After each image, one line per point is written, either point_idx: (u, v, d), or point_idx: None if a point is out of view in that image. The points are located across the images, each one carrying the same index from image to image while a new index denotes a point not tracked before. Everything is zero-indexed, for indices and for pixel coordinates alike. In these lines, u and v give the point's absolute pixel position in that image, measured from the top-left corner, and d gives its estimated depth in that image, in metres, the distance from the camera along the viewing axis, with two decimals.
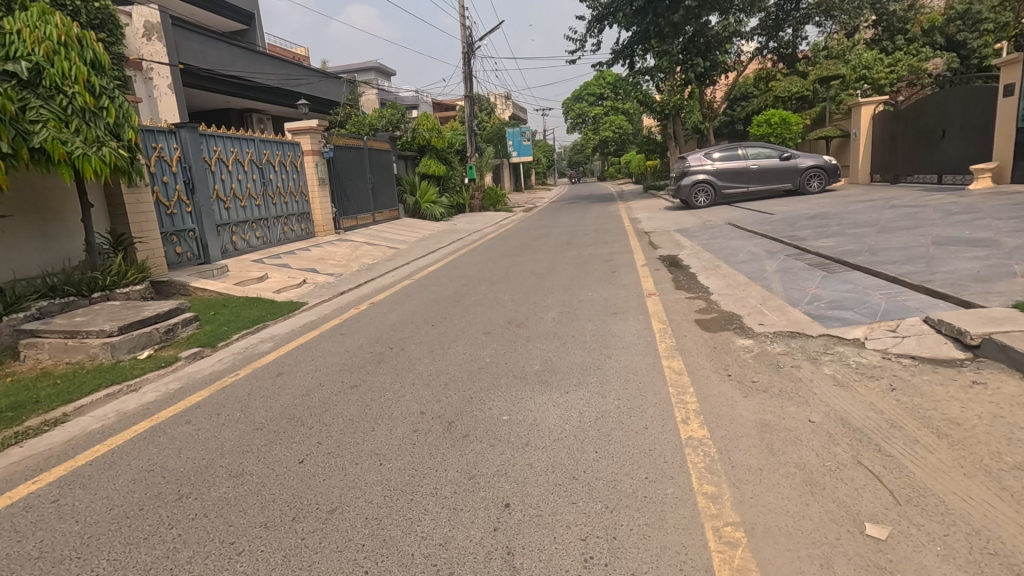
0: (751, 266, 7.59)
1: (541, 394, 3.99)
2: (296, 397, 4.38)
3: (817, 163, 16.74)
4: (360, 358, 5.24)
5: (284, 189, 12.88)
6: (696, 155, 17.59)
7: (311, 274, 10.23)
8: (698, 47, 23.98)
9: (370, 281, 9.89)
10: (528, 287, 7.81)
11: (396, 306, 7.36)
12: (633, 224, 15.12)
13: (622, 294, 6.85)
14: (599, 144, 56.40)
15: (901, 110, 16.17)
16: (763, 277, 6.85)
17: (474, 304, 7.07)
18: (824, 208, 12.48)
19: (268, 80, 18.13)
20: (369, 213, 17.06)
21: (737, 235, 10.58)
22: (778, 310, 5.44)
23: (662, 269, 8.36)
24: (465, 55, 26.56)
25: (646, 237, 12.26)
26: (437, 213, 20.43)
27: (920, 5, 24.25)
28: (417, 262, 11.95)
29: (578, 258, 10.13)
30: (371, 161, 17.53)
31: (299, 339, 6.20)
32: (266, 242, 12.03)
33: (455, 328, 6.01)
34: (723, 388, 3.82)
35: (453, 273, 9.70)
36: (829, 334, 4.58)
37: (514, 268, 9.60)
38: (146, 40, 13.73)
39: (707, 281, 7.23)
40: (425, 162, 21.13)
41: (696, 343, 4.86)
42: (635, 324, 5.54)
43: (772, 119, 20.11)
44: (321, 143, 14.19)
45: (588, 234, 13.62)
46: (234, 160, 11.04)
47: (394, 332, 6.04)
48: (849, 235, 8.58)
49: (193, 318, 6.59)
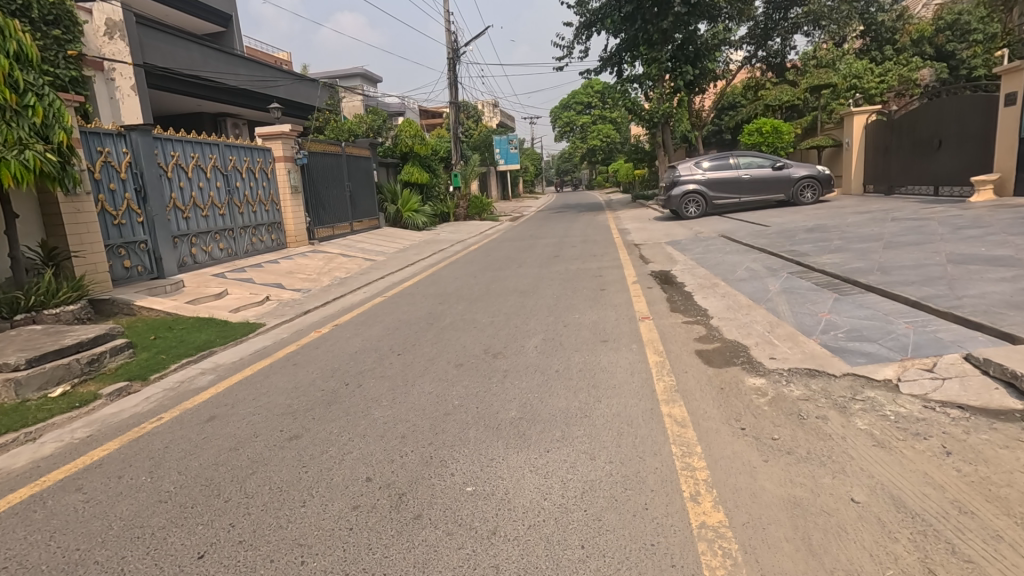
0: (752, 285, 6.95)
1: (516, 453, 3.27)
2: (222, 452, 3.62)
3: (810, 173, 16.30)
4: (308, 397, 4.49)
5: (253, 197, 12.08)
6: (687, 164, 17.03)
7: (275, 290, 9.44)
8: (687, 55, 23.63)
9: (339, 298, 9.11)
10: (510, 308, 7.11)
11: (361, 330, 6.61)
12: (622, 235, 14.51)
13: (613, 318, 6.17)
14: (587, 152, 56.10)
15: (894, 120, 15.76)
16: (768, 299, 6.20)
17: (449, 328, 6.35)
18: (820, 220, 11.97)
19: (241, 83, 17.30)
20: (347, 223, 16.28)
21: (732, 249, 9.99)
22: (790, 340, 4.78)
23: (655, 288, 7.69)
24: (450, 60, 25.96)
25: (636, 249, 11.64)
26: (420, 222, 19.68)
27: (909, 15, 24.18)
28: (393, 275, 11.19)
29: (565, 273, 9.46)
30: (350, 168, 16.76)
31: (245, 369, 5.43)
32: (232, 254, 11.20)
33: (423, 359, 5.27)
34: (738, 448, 3.13)
35: (430, 289, 8.98)
36: (856, 373, 3.91)
37: (496, 283, 8.91)
38: (107, 39, 13.04)
39: (705, 302, 6.57)
40: (408, 169, 20.42)
41: (698, 381, 4.17)
42: (627, 356, 4.85)
43: (764, 128, 19.70)
44: (294, 148, 13.44)
45: (575, 246, 12.99)
46: (194, 166, 10.26)
47: (354, 364, 5.27)
48: (854, 251, 8.00)
49: (126, 345, 5.80)
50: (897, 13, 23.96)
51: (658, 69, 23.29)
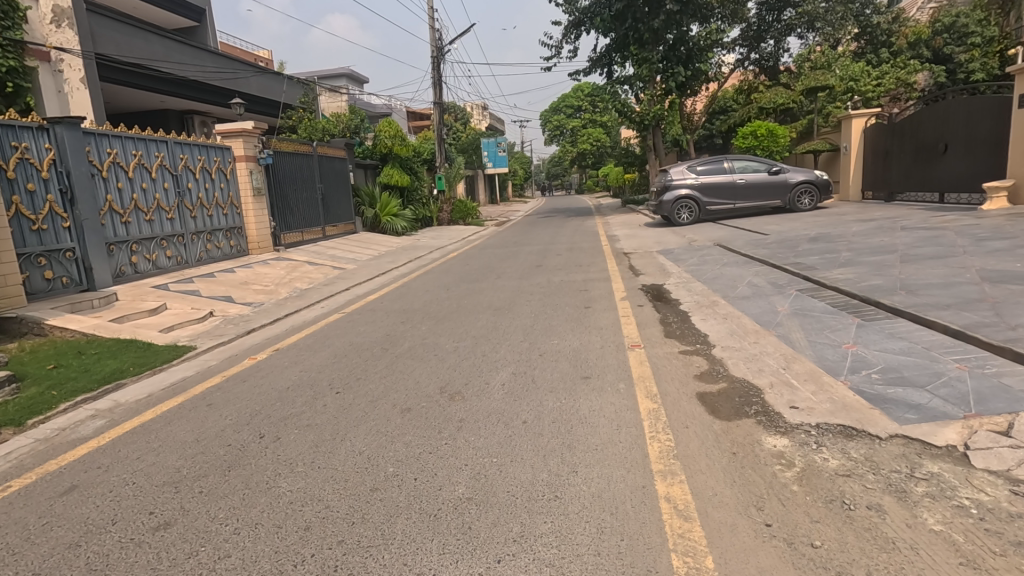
0: (757, 305, 6.08)
1: (453, 565, 2.33)
2: (57, 550, 2.63)
3: (807, 178, 15.59)
4: (207, 456, 3.52)
5: (208, 200, 11.06)
6: (679, 168, 16.21)
7: (222, 303, 8.43)
8: (679, 56, 22.95)
9: (293, 314, 8.12)
10: (480, 329, 6.19)
11: (304, 357, 5.65)
12: (611, 243, 13.65)
13: (598, 345, 5.25)
14: (577, 157, 55.54)
15: (895, 123, 15.06)
16: (777, 323, 5.32)
17: (405, 356, 5.41)
18: (822, 228, 11.19)
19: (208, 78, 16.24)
20: (318, 227, 15.31)
21: (730, 260, 9.14)
22: (812, 381, 3.87)
23: (646, 305, 6.80)
24: (434, 59, 25.06)
25: (625, 259, 10.78)
26: (399, 227, 18.74)
27: (904, 18, 23.78)
28: (360, 286, 10.24)
29: (547, 286, 8.56)
30: (322, 170, 15.78)
31: (148, 411, 4.44)
32: (181, 262, 10.20)
33: (366, 399, 4.33)
34: (765, 562, 2.21)
35: (396, 303, 8.04)
36: (908, 437, 3.00)
37: (469, 298, 8.00)
38: (56, 28, 11.75)
39: (704, 325, 5.67)
40: (387, 171, 19.46)
41: (702, 441, 3.26)
42: (612, 401, 3.93)
43: (759, 131, 18.96)
44: (258, 148, 12.49)
45: (561, 254, 12.11)
46: (135, 164, 9.26)
47: (280, 407, 4.31)
48: (867, 264, 7.16)
49: (9, 379, 4.82)
50: (894, 15, 23.69)
51: (649, 70, 22.50)
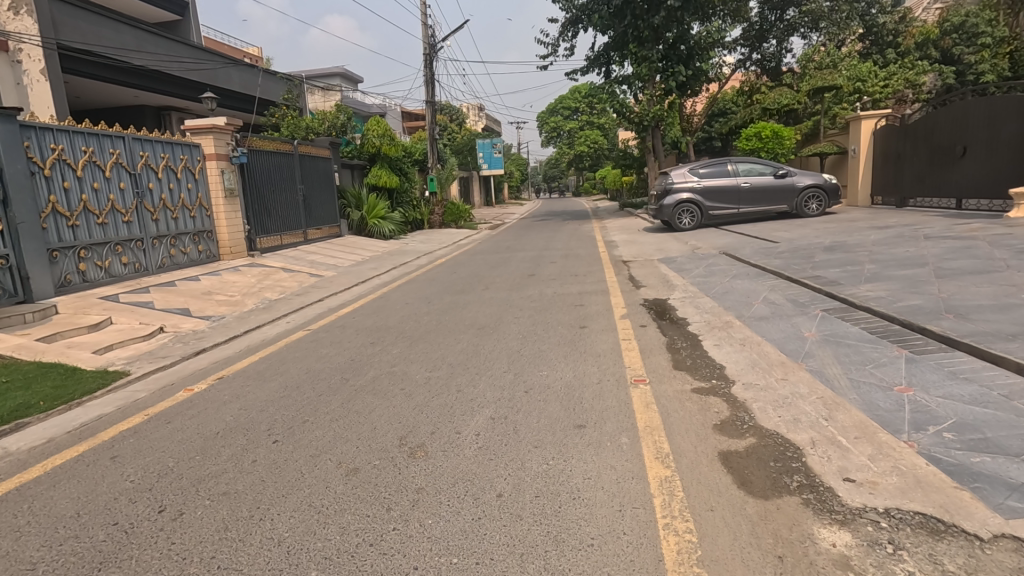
0: (779, 329, 5.27)
1: None
2: None
3: (815, 182, 14.82)
4: (77, 546, 2.65)
5: (171, 202, 10.22)
6: (680, 170, 15.40)
7: (176, 317, 7.56)
8: (679, 55, 22.23)
9: (255, 329, 7.27)
10: (459, 354, 5.35)
11: (249, 388, 4.80)
12: (609, 249, 12.84)
13: (594, 380, 4.41)
14: (574, 159, 54.81)
15: (908, 125, 14.33)
16: (807, 354, 4.50)
17: (366, 390, 4.56)
18: (836, 236, 10.41)
19: (184, 73, 15.35)
20: (299, 231, 14.45)
21: (739, 271, 8.36)
22: (867, 441, 3.05)
23: (650, 326, 5.98)
24: (426, 57, 24.25)
25: (624, 268, 9.97)
26: (387, 230, 17.87)
27: (911, 18, 23.05)
28: (336, 296, 9.39)
29: (539, 299, 7.74)
30: (304, 170, 14.93)
31: (37, 465, 3.57)
32: (139, 269, 9.35)
33: (307, 454, 3.49)
34: None
35: (369, 319, 7.21)
36: (1021, 540, 2.19)
37: (451, 314, 7.16)
38: (13, 15, 10.93)
39: (719, 354, 4.84)
40: (375, 172, 18.61)
41: (733, 535, 2.43)
42: (613, 464, 3.08)
43: (763, 132, 18.20)
44: (232, 145, 11.65)
45: (555, 262, 11.27)
46: (84, 162, 8.42)
47: (200, 462, 3.46)
48: (898, 279, 6.38)
49: None
50: (901, 15, 23.00)
51: (648, 68, 21.72)
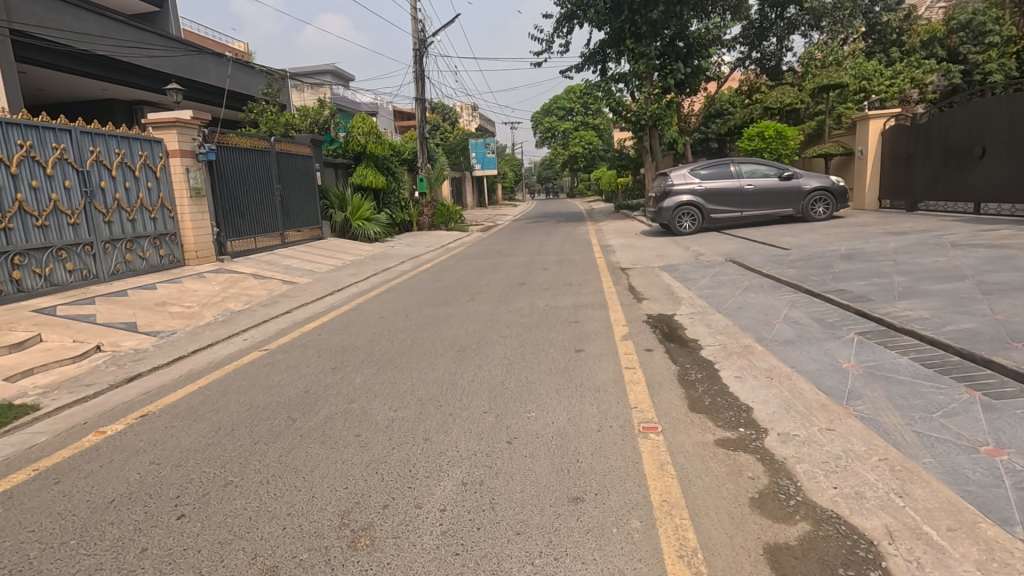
0: (811, 357, 4.47)
1: None
2: None
3: (822, 185, 14.09)
4: None
5: (128, 202, 9.33)
6: (680, 171, 14.62)
7: (118, 333, 6.67)
8: (678, 52, 21.58)
9: (207, 348, 6.40)
10: (432, 388, 4.50)
11: (173, 432, 3.93)
12: (606, 255, 12.04)
13: (593, 428, 3.58)
14: (568, 160, 54.19)
15: (920, 124, 13.65)
16: (852, 393, 3.69)
17: (312, 437, 3.70)
18: (851, 243, 9.65)
19: (155, 64, 14.39)
20: (276, 233, 13.57)
21: (751, 282, 7.56)
22: (968, 537, 2.25)
23: (657, 350, 5.16)
24: (416, 52, 23.38)
25: (623, 277, 9.15)
26: (371, 233, 16.93)
27: (916, 16, 22.45)
28: (307, 306, 8.53)
29: (529, 313, 6.91)
30: (282, 168, 14.03)
31: None
32: (88, 276, 8.47)
33: (217, 539, 2.64)
34: None
35: (336, 337, 6.36)
36: None
37: (429, 332, 6.32)
38: None
39: (743, 390, 4.03)
40: (360, 171, 17.74)
41: None
42: (624, 570, 2.25)
43: (766, 132, 17.45)
44: (199, 140, 10.78)
45: (548, 269, 10.42)
46: (20, 157, 7.56)
47: (72, 553, 2.60)
48: (937, 295, 5.59)
49: None
50: (905, 13, 22.41)
51: (646, 65, 20.97)
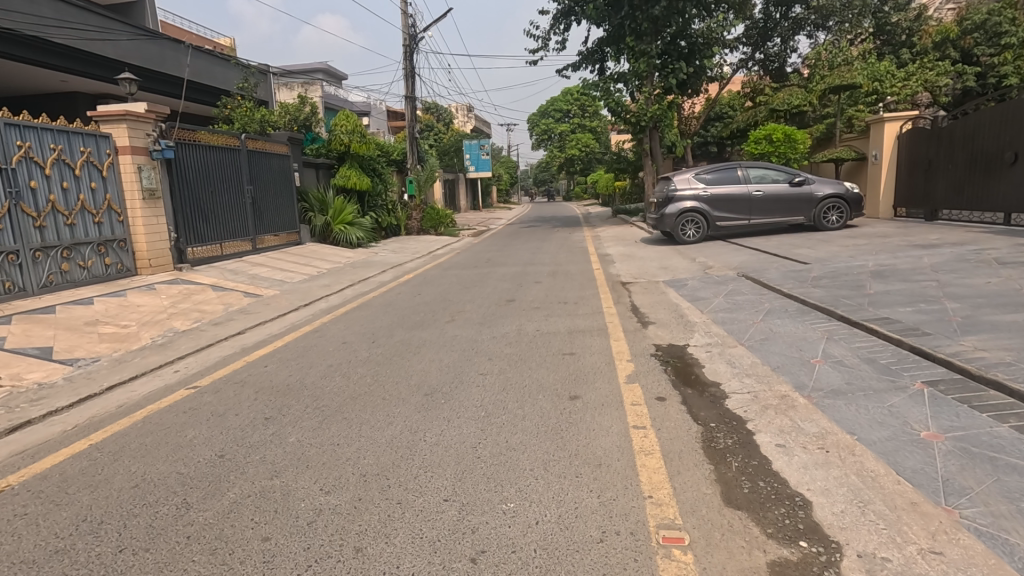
0: (874, 418, 3.45)
1: None
2: None
3: (836, 191, 13.16)
4: None
5: (65, 204, 8.28)
6: (683, 176, 13.64)
7: (25, 362, 5.59)
8: (679, 50, 20.72)
9: (128, 382, 5.31)
10: (380, 457, 3.45)
11: (16, 528, 2.85)
12: (605, 266, 11.02)
13: (593, 537, 2.55)
14: (565, 163, 53.33)
15: (942, 128, 12.74)
16: (951, 484, 2.69)
17: (202, 544, 2.66)
18: (878, 257, 8.68)
19: (119, 53, 13.28)
20: (246, 238, 12.52)
21: (773, 304, 6.55)
22: None
23: (671, 400, 4.13)
24: (406, 49, 22.35)
25: (624, 294, 8.13)
26: (354, 238, 15.85)
27: (926, 16, 21.49)
28: (265, 326, 7.47)
29: (516, 341, 5.87)
30: (254, 168, 12.97)
31: None
32: (11, 290, 7.42)
33: None
34: None
35: (284, 371, 5.31)
36: None
37: (395, 366, 5.27)
38: None
39: (792, 471, 3.01)
40: (343, 172, 16.66)
41: None
42: None
43: (775, 135, 16.49)
44: (155, 135, 9.71)
45: (541, 283, 9.39)
46: None
47: None
48: (1011, 330, 4.60)
49: None
50: (915, 13, 21.55)
51: (646, 64, 20.01)
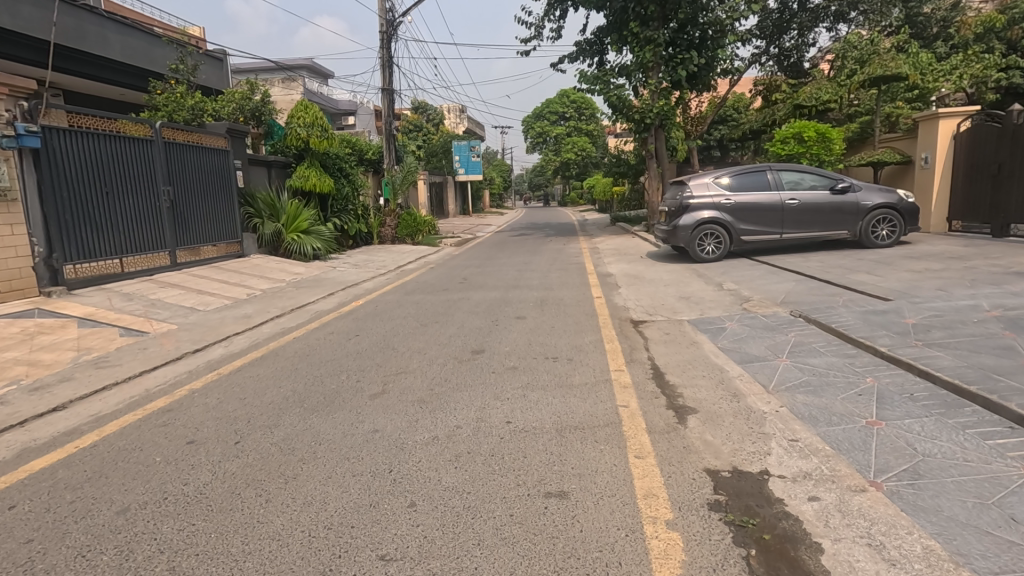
0: None
1: None
2: None
3: (887, 201, 10.82)
4: None
5: None
6: (699, 180, 11.27)
7: None
8: (689, 40, 18.41)
9: None
10: None
11: None
12: (608, 293, 8.59)
13: None
14: (561, 166, 51.21)
15: (1011, 126, 10.49)
16: None
17: None
18: (987, 292, 6.35)
19: (15, 24, 10.87)
20: (161, 250, 10.03)
21: (882, 380, 4.16)
22: None
23: None
24: (383, 35, 19.88)
25: (641, 344, 5.72)
26: (309, 249, 13.33)
27: (962, 5, 19.28)
28: (109, 392, 5.00)
29: (468, 455, 3.44)
30: (178, 164, 10.48)
31: None
32: None
33: None
34: None
35: (26, 527, 2.86)
36: None
37: (236, 521, 2.84)
38: None
39: None
40: (300, 170, 14.23)
41: None
42: None
43: (806, 133, 14.17)
44: (9, 116, 7.47)
45: (524, 320, 6.93)
46: None
47: None
48: None
49: None
50: (950, 2, 19.30)
51: (652, 54, 17.55)
